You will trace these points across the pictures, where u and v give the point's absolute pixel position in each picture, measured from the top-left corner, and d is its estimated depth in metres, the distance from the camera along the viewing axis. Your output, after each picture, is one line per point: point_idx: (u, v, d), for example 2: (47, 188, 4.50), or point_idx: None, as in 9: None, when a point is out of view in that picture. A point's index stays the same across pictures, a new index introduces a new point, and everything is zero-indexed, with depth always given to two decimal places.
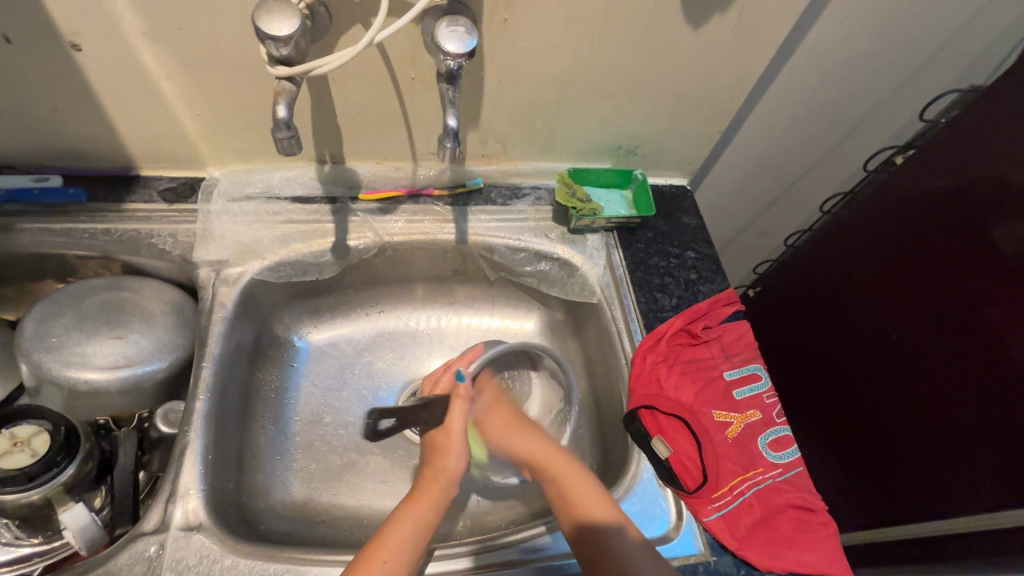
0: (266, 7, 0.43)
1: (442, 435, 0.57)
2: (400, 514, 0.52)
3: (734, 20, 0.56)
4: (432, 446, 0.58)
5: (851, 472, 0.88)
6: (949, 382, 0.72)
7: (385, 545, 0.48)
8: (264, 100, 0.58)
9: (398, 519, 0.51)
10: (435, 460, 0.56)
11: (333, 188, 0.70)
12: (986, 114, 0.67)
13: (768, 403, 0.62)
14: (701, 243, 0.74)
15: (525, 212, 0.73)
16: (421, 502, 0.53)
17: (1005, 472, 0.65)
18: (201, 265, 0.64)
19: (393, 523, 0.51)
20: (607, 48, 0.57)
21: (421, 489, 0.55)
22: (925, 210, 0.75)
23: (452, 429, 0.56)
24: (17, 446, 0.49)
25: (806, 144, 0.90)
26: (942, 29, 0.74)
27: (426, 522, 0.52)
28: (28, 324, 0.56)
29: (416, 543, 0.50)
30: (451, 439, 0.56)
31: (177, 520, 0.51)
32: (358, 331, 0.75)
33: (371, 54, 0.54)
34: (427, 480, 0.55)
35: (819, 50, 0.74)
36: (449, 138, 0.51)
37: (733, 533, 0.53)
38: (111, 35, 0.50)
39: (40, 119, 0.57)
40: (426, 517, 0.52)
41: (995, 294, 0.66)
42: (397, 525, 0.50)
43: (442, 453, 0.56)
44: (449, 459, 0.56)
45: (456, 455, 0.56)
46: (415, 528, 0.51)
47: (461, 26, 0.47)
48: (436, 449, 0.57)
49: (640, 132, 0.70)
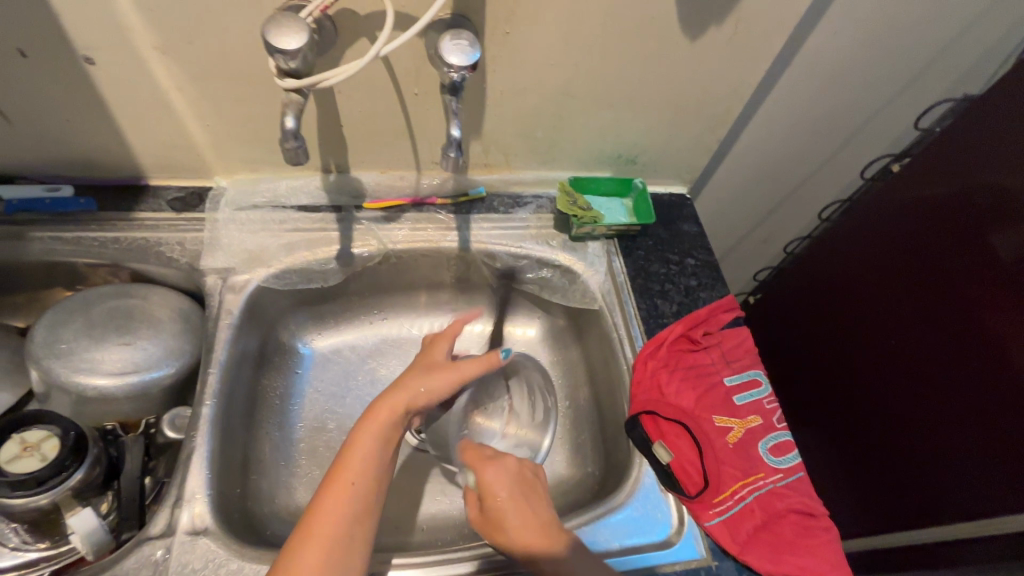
0: (275, 22, 0.44)
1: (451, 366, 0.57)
2: (361, 430, 0.51)
3: (730, 32, 0.58)
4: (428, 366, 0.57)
5: (852, 479, 0.88)
6: (947, 388, 0.72)
7: (351, 466, 0.49)
8: (272, 111, 0.60)
9: (358, 436, 0.51)
10: (419, 376, 0.56)
11: (338, 197, 0.71)
12: (980, 122, 0.68)
13: (769, 408, 0.62)
14: (701, 250, 0.75)
15: (527, 219, 0.74)
16: (381, 415, 0.52)
17: (1002, 479, 0.65)
18: (208, 273, 0.65)
19: (353, 442, 0.50)
20: (607, 60, 0.59)
21: (383, 401, 0.53)
22: (925, 216, 0.75)
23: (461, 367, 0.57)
24: (26, 451, 0.49)
25: (804, 152, 0.91)
26: (937, 39, 0.76)
27: (384, 435, 0.51)
28: (38, 330, 0.57)
29: (376, 460, 0.50)
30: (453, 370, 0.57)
31: (182, 524, 0.51)
32: (361, 338, 0.76)
33: (376, 66, 0.55)
34: (397, 390, 0.54)
35: (815, 60, 0.75)
36: (451, 148, 0.52)
37: (735, 538, 0.54)
38: (124, 49, 0.51)
39: (52, 130, 0.58)
40: (383, 431, 0.52)
41: (993, 300, 0.66)
42: (358, 445, 0.50)
43: (430, 372, 0.56)
44: (434, 380, 0.55)
45: (441, 382, 0.56)
46: (376, 446, 0.51)
47: (465, 39, 0.48)
48: (425, 368, 0.57)
49: (640, 141, 0.71)
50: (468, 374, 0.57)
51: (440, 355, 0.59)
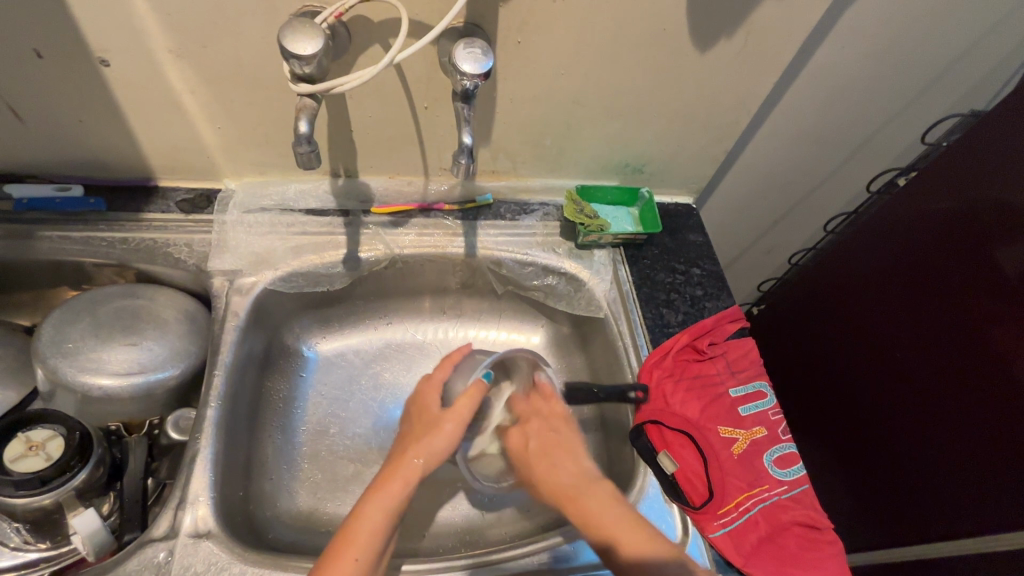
0: (291, 28, 0.45)
1: (450, 416, 0.54)
2: (370, 500, 0.49)
3: (740, 45, 0.58)
4: (427, 422, 0.55)
5: (856, 491, 0.89)
6: (955, 404, 0.72)
7: (357, 538, 0.46)
8: (283, 115, 0.60)
9: (366, 505, 0.49)
10: (423, 438, 0.53)
11: (347, 202, 0.72)
12: (985, 138, 0.68)
13: (774, 420, 0.62)
14: (707, 260, 0.75)
15: (534, 226, 0.75)
16: (392, 485, 0.50)
17: (1003, 495, 0.66)
18: (216, 274, 0.66)
19: (361, 512, 0.48)
20: (617, 70, 0.59)
21: (396, 468, 0.51)
22: (930, 230, 0.75)
23: (459, 414, 0.55)
24: (31, 450, 0.49)
25: (810, 164, 0.91)
26: (943, 55, 0.76)
27: (395, 508, 0.49)
28: (45, 329, 0.57)
29: (384, 532, 0.48)
30: (452, 422, 0.54)
31: (186, 527, 0.51)
32: (366, 343, 0.76)
33: (388, 73, 0.55)
34: (405, 458, 0.52)
35: (822, 74, 0.75)
36: (463, 155, 0.53)
37: (739, 550, 0.54)
38: (139, 52, 0.52)
39: (64, 130, 0.59)
40: (394, 504, 0.49)
41: (1000, 315, 0.66)
42: (366, 515, 0.48)
43: (434, 432, 0.53)
44: (437, 441, 0.53)
45: (445, 439, 0.53)
46: (386, 519, 0.48)
47: (478, 48, 0.49)
48: (428, 426, 0.55)
49: (648, 151, 0.71)
50: (465, 420, 0.55)
51: (435, 405, 0.56)
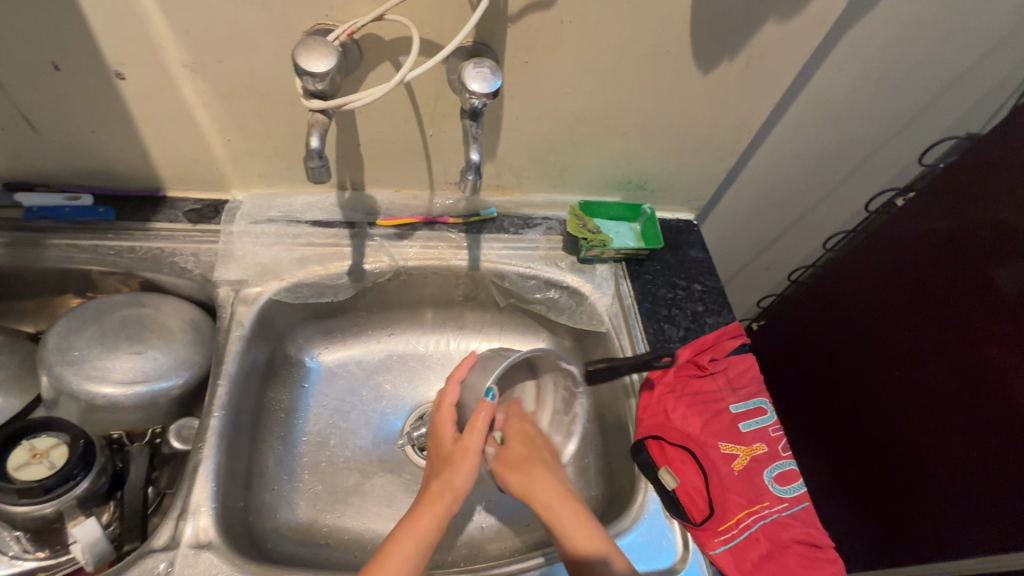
0: (305, 45, 0.46)
1: (458, 449, 0.54)
2: (402, 532, 0.50)
3: (742, 67, 0.59)
4: (445, 457, 0.55)
5: (860, 508, 0.89)
6: (953, 423, 0.72)
7: (386, 566, 0.48)
8: (294, 129, 0.61)
9: (397, 537, 0.50)
10: (442, 474, 0.54)
11: (352, 214, 0.73)
12: (980, 161, 0.69)
13: (775, 436, 0.62)
14: (707, 276, 0.76)
15: (537, 240, 0.75)
16: (424, 520, 0.51)
17: (1006, 516, 0.66)
18: (221, 284, 0.66)
19: (394, 541, 0.50)
20: (621, 90, 0.60)
21: (424, 503, 0.53)
22: (925, 251, 0.76)
23: (469, 447, 0.54)
24: (36, 458, 0.50)
25: (809, 184, 0.93)
26: (942, 77, 0.77)
27: (426, 542, 0.50)
28: (51, 337, 0.57)
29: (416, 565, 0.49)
30: (466, 455, 0.54)
31: (186, 537, 0.51)
32: (367, 354, 0.76)
33: (398, 90, 0.57)
34: (431, 495, 0.53)
35: (821, 95, 0.77)
36: (470, 171, 0.54)
37: (739, 567, 0.54)
38: (153, 66, 0.53)
39: (77, 141, 0.60)
40: (426, 538, 0.51)
41: (997, 335, 0.67)
42: (398, 543, 0.49)
43: (451, 467, 0.54)
44: (457, 476, 0.53)
45: (466, 474, 0.53)
46: (415, 551, 0.49)
47: (487, 67, 0.50)
48: (445, 461, 0.55)
49: (649, 169, 0.72)
50: (480, 449, 0.54)
51: (448, 437, 0.56)
